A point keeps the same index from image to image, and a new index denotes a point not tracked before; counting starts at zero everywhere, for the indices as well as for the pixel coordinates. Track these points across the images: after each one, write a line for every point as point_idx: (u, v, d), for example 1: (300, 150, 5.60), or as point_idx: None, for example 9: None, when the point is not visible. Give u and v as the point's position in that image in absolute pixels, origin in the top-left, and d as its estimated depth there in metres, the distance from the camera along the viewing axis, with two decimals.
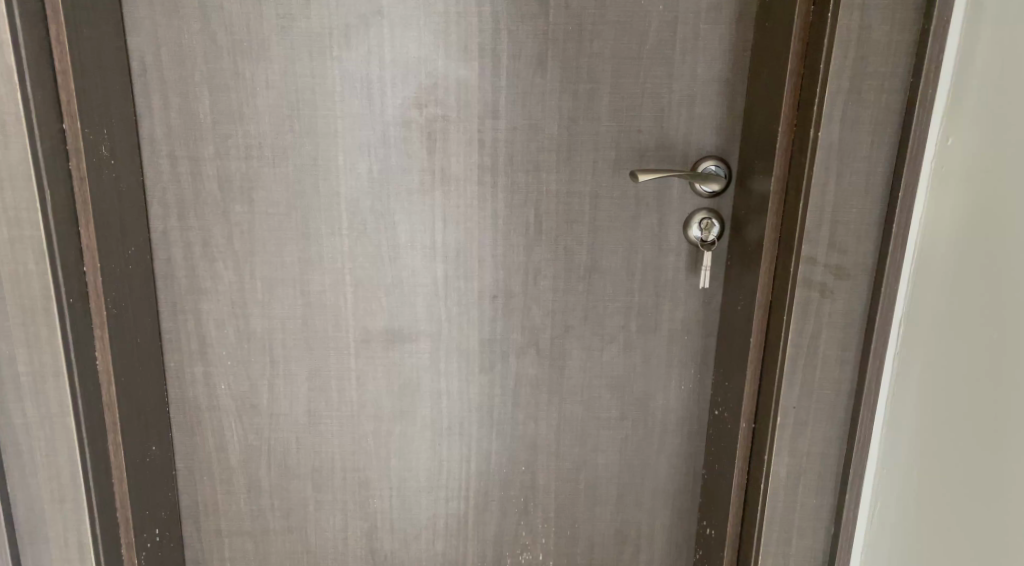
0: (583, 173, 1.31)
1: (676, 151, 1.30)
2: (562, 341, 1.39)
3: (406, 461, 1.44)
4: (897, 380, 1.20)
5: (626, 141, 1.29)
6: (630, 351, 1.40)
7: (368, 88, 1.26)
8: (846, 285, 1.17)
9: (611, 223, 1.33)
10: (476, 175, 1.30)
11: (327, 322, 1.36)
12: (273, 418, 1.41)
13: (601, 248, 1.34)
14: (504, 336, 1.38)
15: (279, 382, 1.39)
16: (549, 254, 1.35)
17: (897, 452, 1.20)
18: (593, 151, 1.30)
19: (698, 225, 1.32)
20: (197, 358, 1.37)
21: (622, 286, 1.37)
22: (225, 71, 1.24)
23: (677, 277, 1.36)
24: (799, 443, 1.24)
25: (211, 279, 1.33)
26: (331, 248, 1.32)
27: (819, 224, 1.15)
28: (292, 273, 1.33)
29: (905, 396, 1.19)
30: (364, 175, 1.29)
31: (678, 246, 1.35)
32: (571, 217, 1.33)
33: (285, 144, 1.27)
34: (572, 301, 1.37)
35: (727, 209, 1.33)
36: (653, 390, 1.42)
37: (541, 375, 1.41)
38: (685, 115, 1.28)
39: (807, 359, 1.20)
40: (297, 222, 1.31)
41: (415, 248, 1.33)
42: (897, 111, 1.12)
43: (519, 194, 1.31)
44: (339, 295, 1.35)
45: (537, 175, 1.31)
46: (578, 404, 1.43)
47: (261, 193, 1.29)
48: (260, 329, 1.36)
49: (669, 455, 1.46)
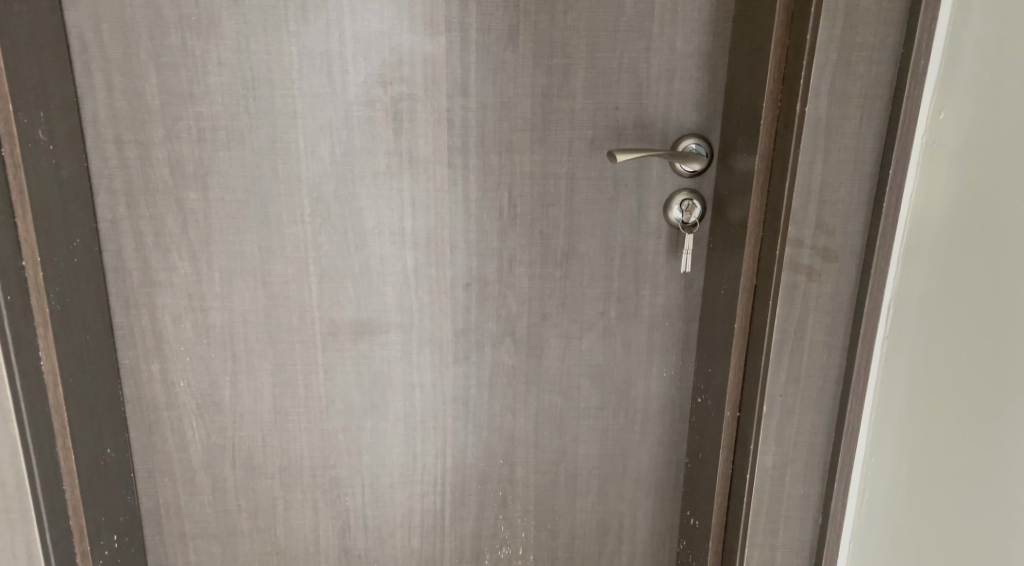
0: (558, 154, 1.24)
1: (655, 128, 1.23)
2: (539, 329, 1.35)
3: (379, 457, 1.41)
4: (885, 367, 1.13)
5: (603, 119, 1.23)
6: (610, 338, 1.37)
7: (328, 65, 1.17)
8: (833, 269, 1.10)
9: (589, 206, 1.28)
10: (446, 156, 1.23)
11: (291, 315, 1.30)
12: (236, 415, 1.36)
13: (578, 232, 1.29)
14: (478, 325, 1.34)
15: (242, 377, 1.33)
16: (525, 238, 1.28)
17: (887, 443, 1.14)
18: (569, 130, 1.23)
19: (680, 206, 1.27)
20: (154, 354, 1.30)
21: (599, 271, 1.32)
22: (172, 48, 1.15)
23: (657, 260, 1.32)
24: (785, 432, 1.17)
25: (165, 271, 1.25)
26: (293, 237, 1.24)
27: (807, 204, 1.08)
28: (252, 263, 1.25)
29: (895, 384, 1.12)
30: (327, 159, 1.21)
31: (658, 228, 1.30)
32: (546, 201, 1.27)
33: (240, 126, 1.18)
34: (549, 287, 1.32)
35: (709, 189, 1.28)
36: (634, 378, 1.40)
37: (519, 365, 1.38)
38: (664, 90, 1.22)
39: (794, 345, 1.13)
40: (255, 210, 1.23)
41: (382, 235, 1.26)
42: (887, 84, 1.04)
43: (492, 176, 1.24)
44: (303, 285, 1.28)
45: (510, 156, 1.23)
46: (556, 396, 1.40)
47: (216, 178, 1.21)
48: (220, 323, 1.29)
49: (651, 445, 1.44)
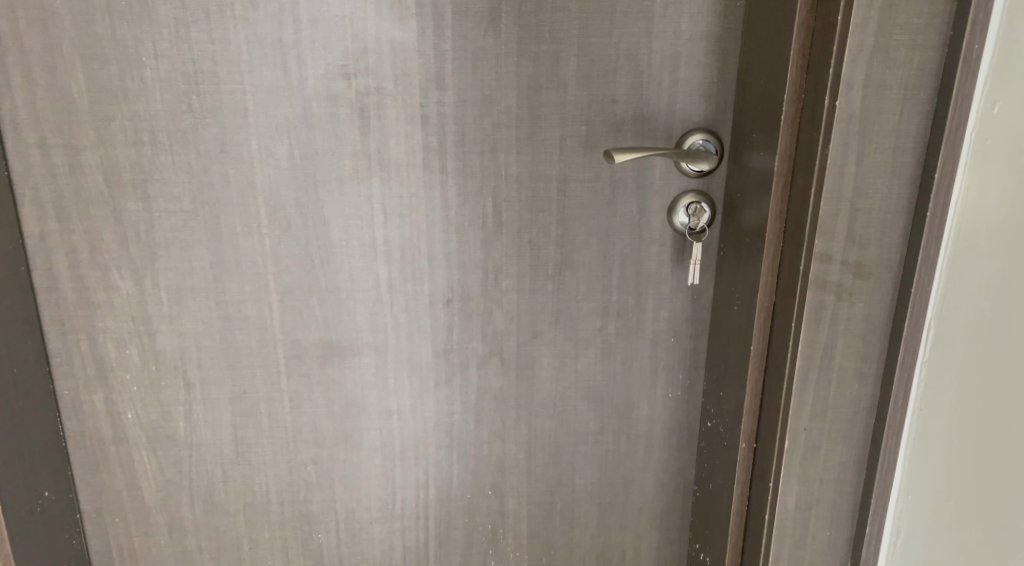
0: (548, 153, 1.09)
1: (658, 122, 1.09)
2: (529, 348, 1.21)
3: (354, 491, 1.27)
4: (924, 400, 0.98)
5: (598, 113, 1.08)
6: (608, 357, 1.23)
7: (281, 55, 1.02)
8: (867, 286, 0.95)
9: (583, 211, 1.13)
10: (421, 157, 1.08)
11: (250, 336, 1.15)
12: (193, 449, 1.22)
13: (572, 240, 1.14)
14: (462, 345, 1.20)
15: (197, 407, 1.19)
16: (512, 248, 1.14)
17: (929, 487, 0.98)
18: (560, 126, 1.08)
19: (687, 210, 1.12)
20: (96, 384, 1.16)
21: (596, 284, 1.18)
22: (101, 38, 1.00)
23: (661, 271, 1.17)
24: (810, 470, 1.03)
25: (105, 291, 1.11)
26: (249, 250, 1.10)
27: (837, 212, 0.93)
28: (204, 281, 1.11)
29: (937, 420, 0.97)
30: (285, 162, 1.06)
31: (661, 235, 1.15)
32: (536, 206, 1.12)
33: (184, 127, 1.04)
34: (539, 302, 1.18)
35: (719, 191, 1.13)
36: (636, 400, 1.26)
37: (507, 388, 1.24)
38: (668, 79, 1.07)
39: (820, 373, 0.98)
40: (205, 221, 1.08)
41: (350, 248, 1.11)
42: (932, 72, 0.89)
43: (474, 179, 1.10)
44: (262, 305, 1.13)
45: (493, 156, 1.09)
46: (550, 420, 1.26)
47: (158, 186, 1.06)
48: (169, 348, 1.15)
49: (655, 472, 1.30)
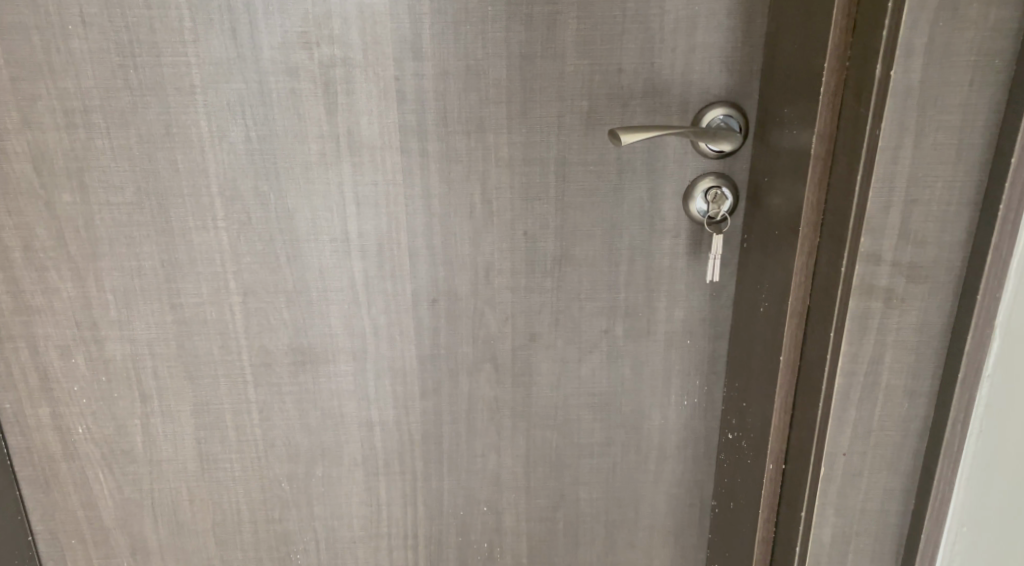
0: (544, 133, 0.95)
1: (671, 96, 0.93)
2: (527, 352, 1.07)
3: (334, 508, 1.14)
4: (983, 442, 0.82)
5: (602, 86, 0.93)
6: (616, 361, 1.09)
7: (231, 21, 0.88)
8: (921, 291, 0.80)
9: (586, 198, 0.98)
10: (397, 139, 0.93)
11: (210, 343, 1.02)
12: (152, 466, 1.09)
13: (573, 231, 1.00)
14: (451, 350, 1.06)
15: (155, 420, 1.06)
16: (504, 241, 1.00)
17: (994, 528, 0.83)
18: (557, 101, 0.93)
19: (705, 197, 0.98)
20: (40, 397, 1.03)
21: (602, 281, 1.03)
22: (20, 4, 0.86)
23: (675, 265, 1.03)
24: (849, 499, 0.89)
25: (42, 294, 0.97)
26: (204, 246, 0.96)
27: (889, 205, 0.78)
28: (154, 281, 0.98)
29: (1000, 474, 0.82)
30: (241, 146, 0.92)
31: (676, 225, 1.01)
32: (531, 193, 0.97)
33: (122, 106, 0.90)
34: (537, 301, 1.04)
35: (741, 173, 0.98)
36: (647, 408, 1.12)
37: (502, 396, 1.10)
38: (683, 44, 0.91)
39: (864, 391, 0.84)
40: (153, 214, 0.94)
41: (317, 244, 0.98)
42: (1009, 37, 0.73)
43: (459, 163, 0.95)
44: (222, 307, 1.00)
45: (481, 137, 0.94)
46: (551, 431, 1.13)
47: (97, 175, 0.92)
48: (119, 356, 1.01)
49: (669, 486, 1.17)
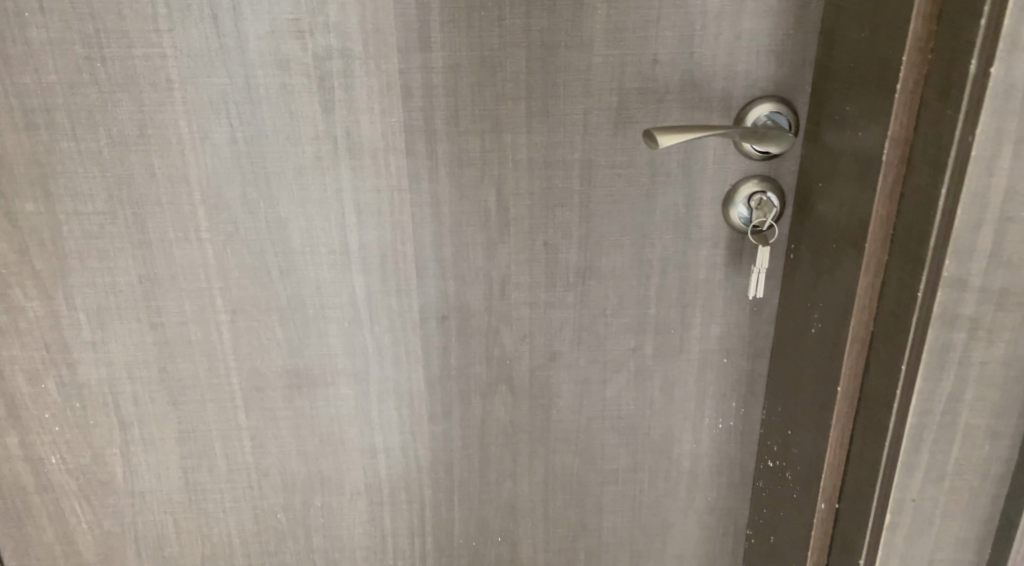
0: (568, 132, 0.84)
1: (713, 90, 0.83)
2: (546, 373, 0.97)
3: (335, 540, 1.04)
4: None
5: (634, 79, 0.82)
6: (644, 382, 0.98)
7: (211, 7, 0.77)
8: (1010, 320, 0.70)
9: (613, 205, 0.88)
10: (403, 139, 0.82)
11: (195, 366, 0.91)
12: (135, 497, 0.99)
13: (599, 241, 0.90)
14: (462, 371, 0.95)
15: (136, 449, 0.95)
16: (522, 252, 0.89)
17: None
18: (583, 96, 0.82)
19: (747, 204, 0.87)
20: (9, 424, 0.93)
21: (631, 295, 0.93)
22: None
23: (711, 278, 0.92)
24: (916, 549, 0.79)
25: (7, 313, 0.87)
26: (186, 260, 0.86)
27: (980, 223, 0.67)
28: (131, 298, 0.87)
29: None
30: (226, 148, 0.81)
31: (714, 234, 0.90)
32: (552, 200, 0.87)
33: (90, 104, 0.79)
34: (557, 318, 0.94)
35: (789, 176, 0.87)
36: (677, 432, 1.02)
37: (519, 421, 0.99)
38: (727, 32, 0.80)
39: (940, 432, 0.74)
40: (127, 225, 0.84)
41: (311, 257, 0.86)
42: None
43: (472, 166, 0.84)
44: (208, 327, 0.89)
45: (497, 137, 0.83)
46: (571, 457, 1.03)
47: (64, 181, 0.82)
48: (94, 381, 0.91)
49: (700, 514, 1.07)
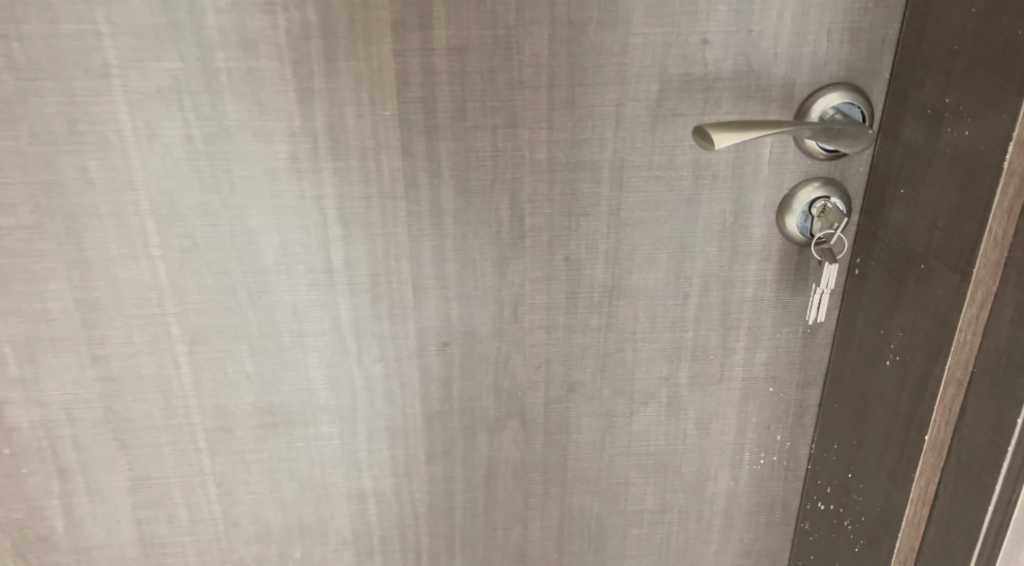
0: (598, 126, 0.69)
1: (773, 76, 0.68)
2: (564, 407, 0.83)
3: None
4: None
5: (679, 63, 0.67)
6: (677, 414, 0.85)
7: None
8: None
9: (648, 212, 0.74)
10: (398, 136, 0.67)
11: (148, 406, 0.76)
12: (81, 554, 0.83)
13: (630, 255, 0.75)
14: (467, 406, 0.80)
15: (80, 500, 0.80)
16: (539, 267, 0.75)
17: None
18: (617, 84, 0.68)
19: (806, 211, 0.74)
20: None
21: (665, 315, 0.79)
22: None
23: (759, 296, 0.79)
24: None
25: None
26: (133, 282, 0.70)
27: None
28: (67, 328, 0.72)
29: None
30: (179, 147, 0.66)
31: (766, 246, 0.76)
32: (575, 207, 0.72)
33: (8, 93, 0.64)
34: (579, 344, 0.79)
35: (857, 179, 0.73)
36: (712, 469, 0.88)
37: (532, 460, 0.85)
38: (792, 7, 0.66)
39: None
40: (61, 241, 0.69)
41: (285, 275, 0.71)
42: None
43: (481, 168, 0.70)
44: (163, 361, 0.74)
45: (512, 134, 0.69)
46: (591, 498, 0.89)
47: None
48: (27, 424, 0.76)
49: (734, 557, 0.93)
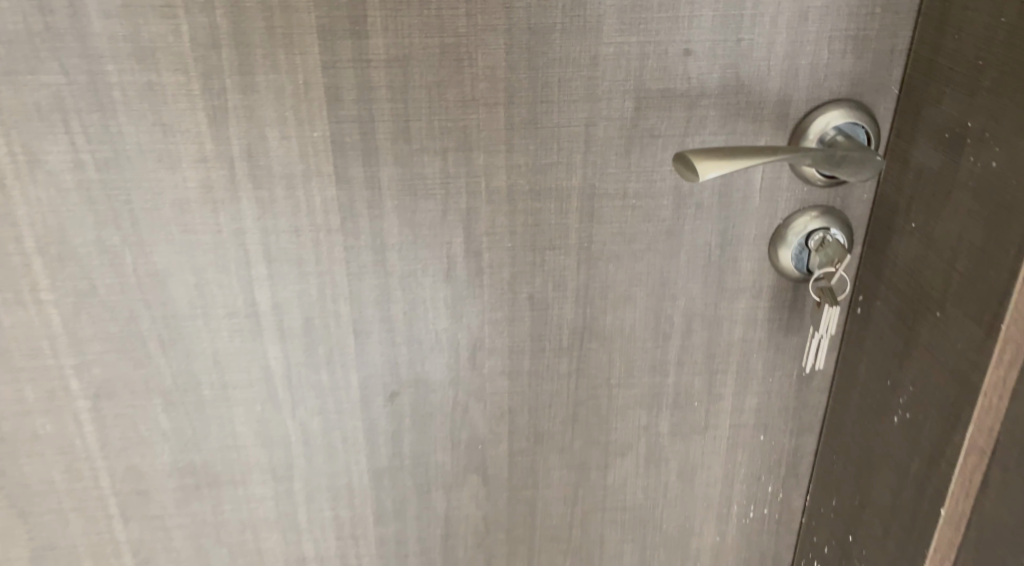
0: (564, 150, 0.60)
1: (765, 92, 0.59)
2: (530, 461, 0.73)
3: None
4: None
5: (656, 78, 0.58)
6: (657, 466, 0.76)
7: None
8: None
9: (623, 246, 0.64)
10: (331, 161, 0.58)
11: (49, 467, 0.66)
12: None
13: (602, 293, 0.66)
14: (420, 461, 0.71)
15: None
16: (500, 307, 0.66)
17: None
18: (586, 101, 0.59)
19: (803, 245, 0.65)
20: None
21: (643, 359, 0.70)
22: None
23: (749, 338, 0.70)
24: None
25: None
26: (24, 330, 0.61)
27: None
28: None
29: None
30: (70, 176, 0.56)
31: (757, 281, 0.67)
32: (540, 241, 0.63)
33: None
34: (546, 391, 0.70)
35: (860, 208, 0.64)
36: (697, 525, 0.79)
37: (495, 519, 0.76)
38: (788, 12, 0.57)
39: None
40: None
41: (202, 319, 0.61)
42: None
43: (430, 198, 0.60)
44: (63, 418, 0.64)
45: (465, 158, 0.59)
46: (562, 558, 0.79)
47: None
48: None
49: None
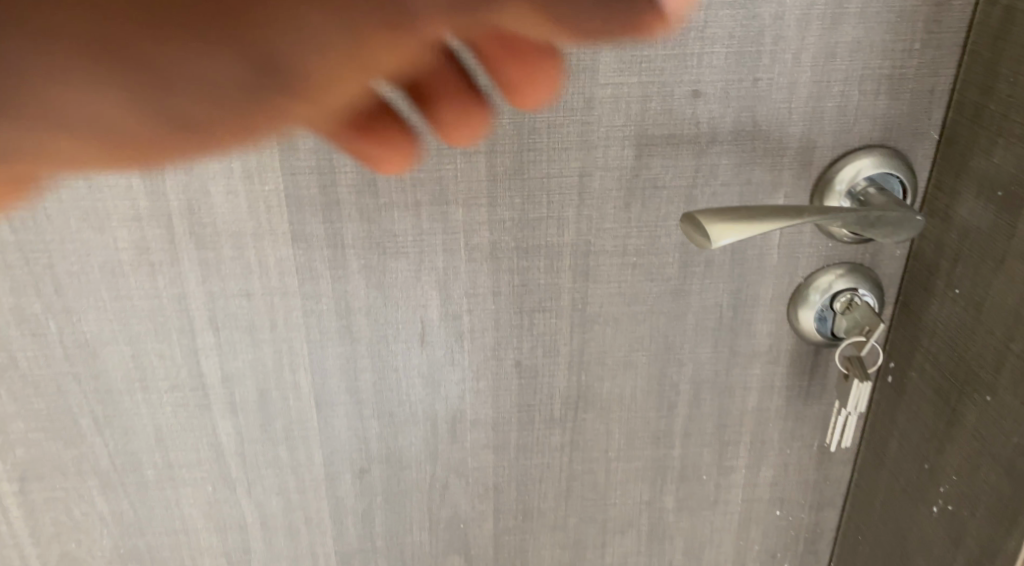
0: (555, 202, 0.52)
1: (785, 138, 0.51)
2: (518, 541, 0.65)
3: None
4: None
5: (660, 122, 0.51)
6: (661, 545, 0.68)
7: None
8: None
9: (622, 308, 0.57)
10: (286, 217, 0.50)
11: None
12: None
13: (598, 360, 0.58)
14: (394, 542, 0.63)
15: None
16: (482, 376, 0.58)
17: None
18: (579, 148, 0.51)
19: (826, 307, 0.56)
20: None
21: (645, 430, 0.62)
22: None
23: (765, 407, 0.61)
24: None
25: None
26: None
27: None
28: None
29: None
30: None
31: (774, 346, 0.59)
32: (527, 303, 0.56)
33: None
34: (535, 465, 0.62)
35: (892, 266, 0.56)
36: None
37: None
38: (813, 48, 0.49)
39: None
40: None
41: (141, 395, 0.54)
42: None
43: (402, 256, 0.53)
44: None
45: (441, 212, 0.52)
46: None
47: None
48: None
49: None
